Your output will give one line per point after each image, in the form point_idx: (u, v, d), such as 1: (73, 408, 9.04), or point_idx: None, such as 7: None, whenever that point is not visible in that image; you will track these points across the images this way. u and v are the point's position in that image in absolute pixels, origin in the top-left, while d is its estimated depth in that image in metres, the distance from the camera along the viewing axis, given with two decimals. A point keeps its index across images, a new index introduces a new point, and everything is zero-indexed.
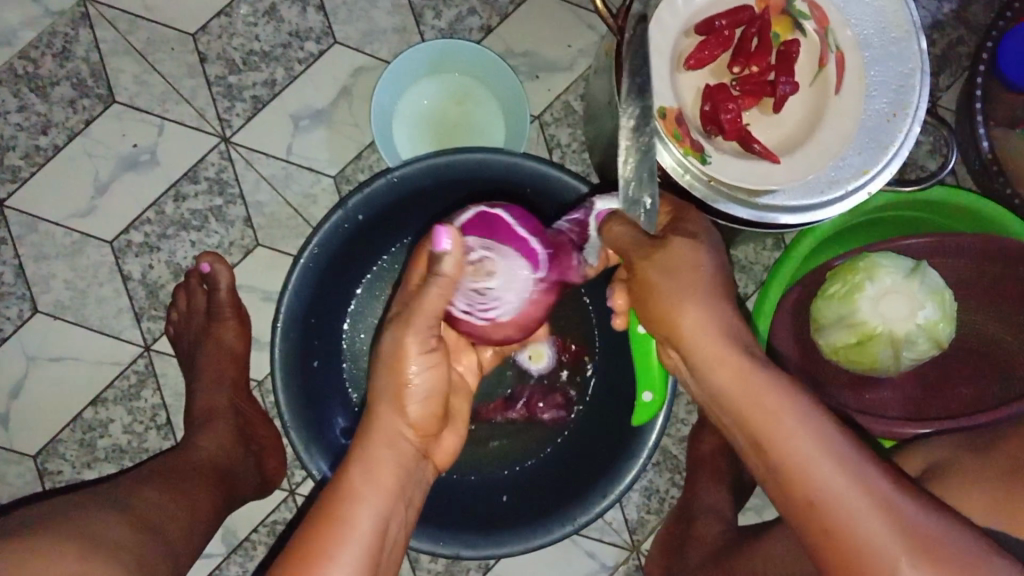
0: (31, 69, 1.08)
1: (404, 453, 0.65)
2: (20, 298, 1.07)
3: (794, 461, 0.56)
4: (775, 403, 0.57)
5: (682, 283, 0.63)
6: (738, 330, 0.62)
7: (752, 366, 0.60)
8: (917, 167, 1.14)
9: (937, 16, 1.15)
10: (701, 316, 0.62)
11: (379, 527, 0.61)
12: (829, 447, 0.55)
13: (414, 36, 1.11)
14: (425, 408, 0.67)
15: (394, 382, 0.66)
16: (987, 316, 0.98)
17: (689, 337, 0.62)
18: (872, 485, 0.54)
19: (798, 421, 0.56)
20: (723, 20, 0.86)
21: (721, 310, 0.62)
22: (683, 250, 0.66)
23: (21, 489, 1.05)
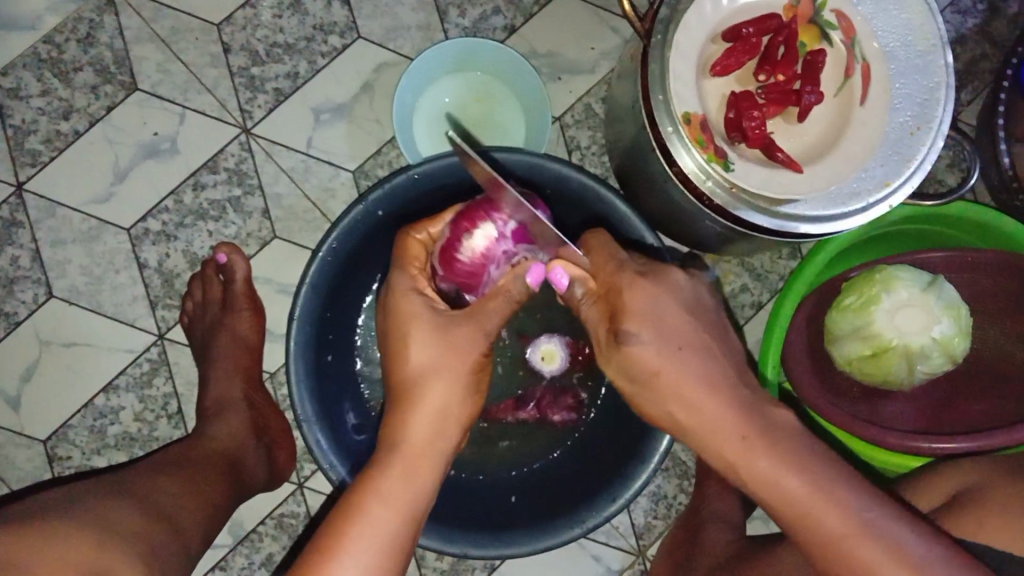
0: (54, 53, 1.08)
1: (443, 452, 0.64)
2: (36, 282, 1.07)
3: (824, 538, 0.57)
4: (795, 484, 0.58)
5: (655, 399, 0.63)
6: (741, 405, 0.61)
7: (769, 448, 0.59)
8: (936, 181, 1.14)
9: (961, 31, 1.15)
10: (693, 415, 0.61)
11: (409, 526, 0.61)
12: (855, 524, 0.57)
13: (437, 33, 1.11)
14: (466, 407, 0.65)
15: (445, 381, 0.64)
16: (1002, 334, 0.98)
17: (692, 437, 0.62)
18: (897, 551, 0.56)
19: (813, 497, 0.58)
20: (751, 28, 0.85)
21: (715, 400, 0.61)
22: (628, 357, 0.63)
23: (30, 473, 1.05)
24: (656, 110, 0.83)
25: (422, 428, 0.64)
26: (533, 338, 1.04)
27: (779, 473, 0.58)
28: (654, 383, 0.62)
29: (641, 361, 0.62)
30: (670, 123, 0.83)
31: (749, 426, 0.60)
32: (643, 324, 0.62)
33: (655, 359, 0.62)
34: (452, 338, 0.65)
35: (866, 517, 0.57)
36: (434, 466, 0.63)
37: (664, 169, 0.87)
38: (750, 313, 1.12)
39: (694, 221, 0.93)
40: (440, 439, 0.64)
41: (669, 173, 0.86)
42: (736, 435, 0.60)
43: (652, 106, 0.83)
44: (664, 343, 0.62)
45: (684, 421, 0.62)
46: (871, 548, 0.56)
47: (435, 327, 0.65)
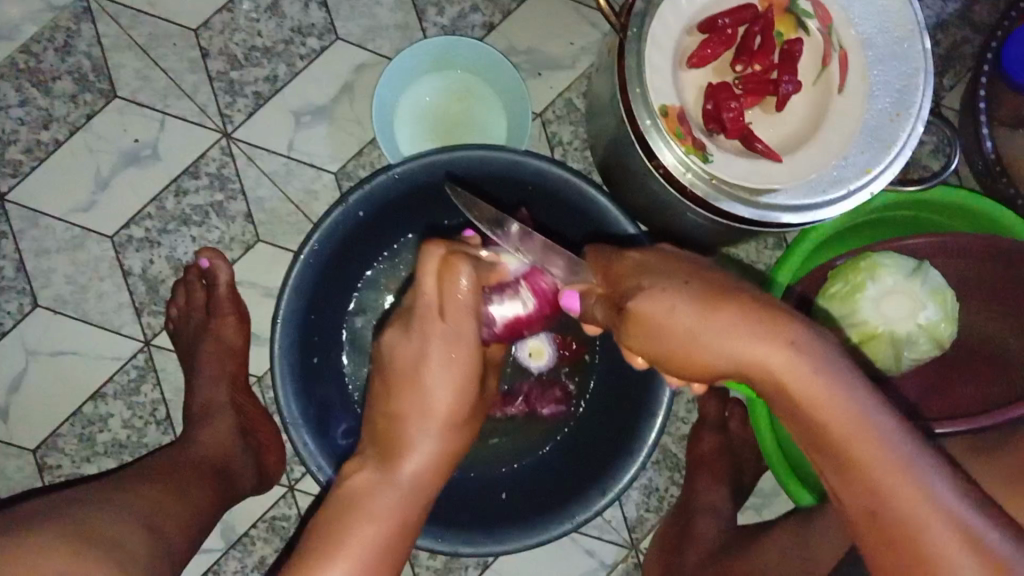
0: (33, 63, 1.08)
1: (432, 486, 0.64)
2: (20, 292, 1.07)
3: (855, 466, 0.48)
4: (829, 401, 0.48)
5: (664, 339, 0.55)
6: (776, 311, 0.51)
7: (809, 358, 0.49)
8: (920, 166, 1.13)
9: (941, 16, 1.15)
10: (717, 333, 0.51)
11: (392, 556, 0.60)
12: (892, 456, 0.47)
13: (416, 33, 1.10)
14: (455, 450, 0.66)
15: (454, 427, 0.64)
16: (988, 318, 0.98)
17: (713, 361, 0.52)
18: (933, 493, 0.46)
19: (846, 414, 0.48)
20: (727, 19, 0.85)
21: (740, 311, 0.51)
22: (640, 312, 0.56)
23: (20, 483, 1.05)
24: (634, 103, 0.83)
25: (423, 466, 0.63)
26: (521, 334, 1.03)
27: (813, 385, 0.48)
28: (665, 319, 0.54)
29: (650, 310, 0.55)
30: (648, 116, 0.83)
31: (788, 332, 0.50)
32: (650, 276, 0.58)
33: (661, 295, 0.55)
34: (466, 392, 0.65)
35: (904, 447, 0.48)
36: (423, 500, 0.63)
37: (644, 163, 0.87)
38: None
39: (676, 214, 0.93)
40: (430, 476, 0.64)
41: (649, 167, 0.86)
42: (770, 339, 0.50)
43: (630, 99, 0.83)
44: (668, 281, 0.56)
45: (705, 338, 0.52)
46: (901, 480, 0.47)
47: (463, 374, 0.64)
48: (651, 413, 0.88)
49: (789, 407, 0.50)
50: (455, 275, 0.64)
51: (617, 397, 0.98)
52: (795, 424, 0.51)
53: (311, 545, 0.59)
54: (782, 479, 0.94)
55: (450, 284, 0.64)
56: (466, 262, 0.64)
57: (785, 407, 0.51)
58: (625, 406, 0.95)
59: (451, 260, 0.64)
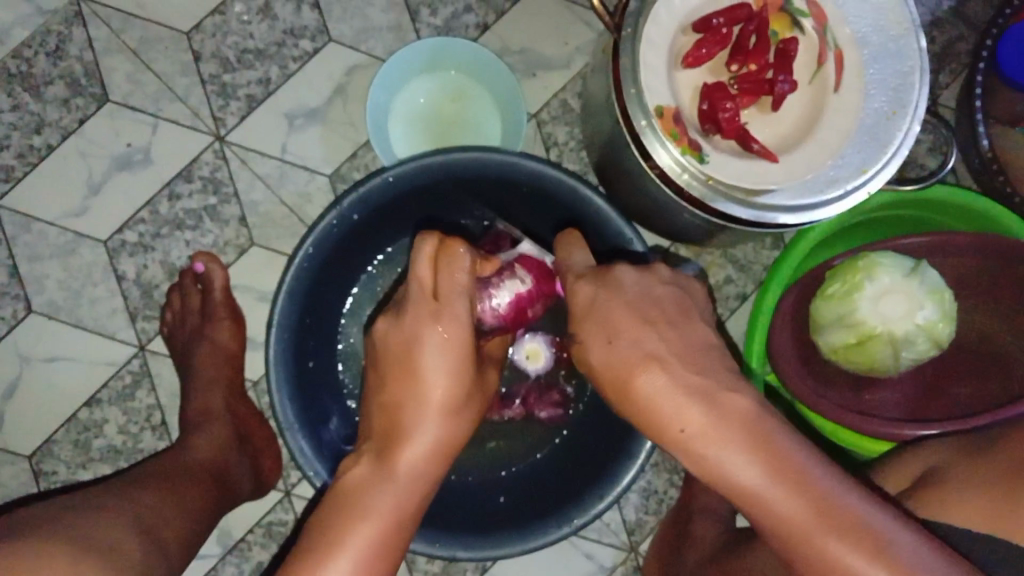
0: (24, 68, 1.08)
1: (431, 481, 0.62)
2: (14, 298, 1.06)
3: (769, 517, 0.51)
4: (728, 457, 0.51)
5: (614, 391, 0.58)
6: (684, 369, 0.55)
7: (711, 413, 0.52)
8: (917, 165, 1.13)
9: (936, 13, 1.14)
10: (648, 391, 0.55)
11: (392, 552, 0.58)
12: (798, 498, 0.50)
13: (409, 33, 1.10)
14: (459, 441, 0.63)
15: (454, 412, 0.62)
16: (986, 317, 0.97)
17: (638, 416, 0.56)
18: (882, 549, 0.48)
19: (781, 483, 0.50)
20: (721, 18, 0.85)
21: (675, 386, 0.54)
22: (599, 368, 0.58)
23: (16, 490, 1.04)
24: (629, 103, 0.82)
25: (422, 456, 0.61)
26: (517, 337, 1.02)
27: (715, 442, 0.52)
28: (608, 378, 0.58)
29: (608, 368, 0.57)
30: (643, 117, 0.82)
31: (720, 410, 0.53)
32: (603, 318, 0.59)
33: (614, 357, 0.57)
34: (462, 375, 0.63)
35: (810, 483, 0.50)
36: (422, 498, 0.61)
37: (640, 164, 0.86)
38: (734, 304, 1.11)
39: (672, 214, 0.93)
40: (432, 466, 0.61)
41: (645, 167, 0.85)
42: (677, 399, 0.53)
43: (624, 99, 0.82)
44: (614, 330, 0.58)
45: (634, 400, 0.56)
46: (845, 544, 0.49)
47: (457, 358, 0.63)
48: None
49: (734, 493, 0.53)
50: (453, 259, 0.65)
51: (615, 399, 0.97)
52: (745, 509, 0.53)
53: (306, 548, 0.57)
54: None
55: (450, 260, 0.64)
56: (465, 247, 0.65)
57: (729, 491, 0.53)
58: None
59: (453, 239, 0.65)
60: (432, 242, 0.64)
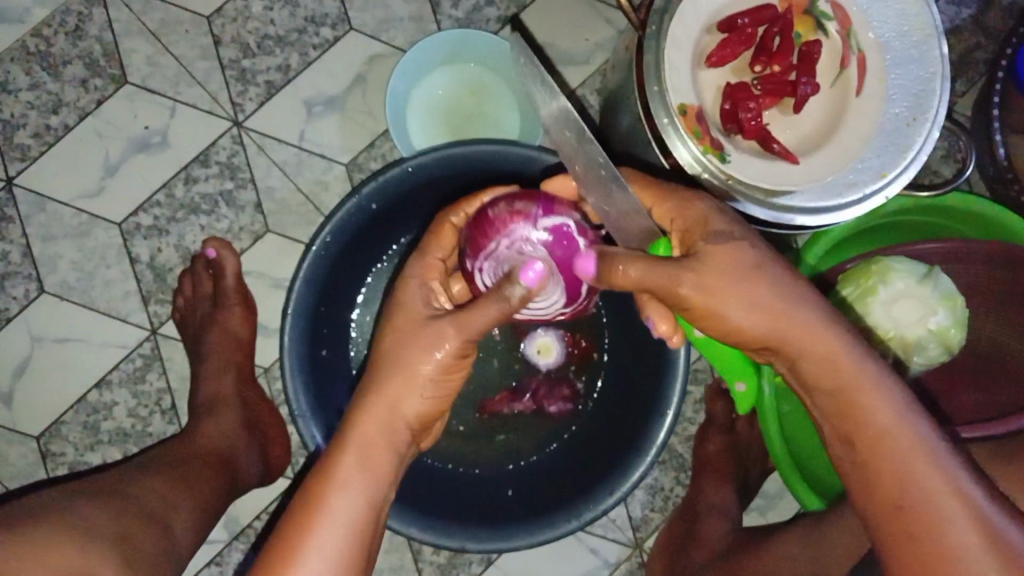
0: (43, 47, 1.07)
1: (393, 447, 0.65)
2: (26, 278, 1.06)
3: (888, 462, 0.57)
4: (876, 400, 0.59)
5: (745, 287, 0.62)
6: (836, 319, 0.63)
7: (859, 358, 0.61)
8: (931, 171, 1.13)
9: (955, 21, 1.14)
10: (796, 313, 0.62)
11: (369, 516, 0.61)
12: (924, 451, 0.57)
13: (430, 24, 1.10)
14: (423, 411, 0.66)
15: (410, 379, 0.66)
16: (995, 323, 0.98)
17: (788, 343, 0.62)
18: (955, 481, 0.55)
19: (886, 402, 0.59)
20: (746, 19, 0.85)
21: (806, 297, 0.63)
22: (718, 251, 0.63)
23: (23, 470, 1.04)
24: (651, 101, 0.82)
25: (376, 427, 0.65)
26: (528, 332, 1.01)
27: (863, 386, 0.59)
28: (750, 273, 0.62)
29: (731, 255, 0.63)
30: (665, 114, 0.82)
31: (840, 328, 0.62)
32: (726, 226, 0.66)
33: (741, 251, 0.63)
34: (418, 335, 0.66)
35: (931, 444, 0.57)
36: (386, 462, 0.64)
37: (660, 161, 0.86)
38: None
39: None
40: (392, 435, 0.65)
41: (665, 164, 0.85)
42: (835, 337, 0.61)
43: (647, 97, 0.82)
44: (757, 247, 0.64)
45: (761, 292, 0.62)
46: (927, 467, 0.56)
47: (413, 328, 0.67)
48: (660, 412, 0.88)
49: (834, 399, 0.60)
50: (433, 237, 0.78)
51: (626, 398, 0.98)
52: (835, 426, 0.61)
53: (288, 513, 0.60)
54: (787, 478, 0.94)
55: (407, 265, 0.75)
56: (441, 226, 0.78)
57: (829, 399, 0.61)
58: (634, 407, 0.95)
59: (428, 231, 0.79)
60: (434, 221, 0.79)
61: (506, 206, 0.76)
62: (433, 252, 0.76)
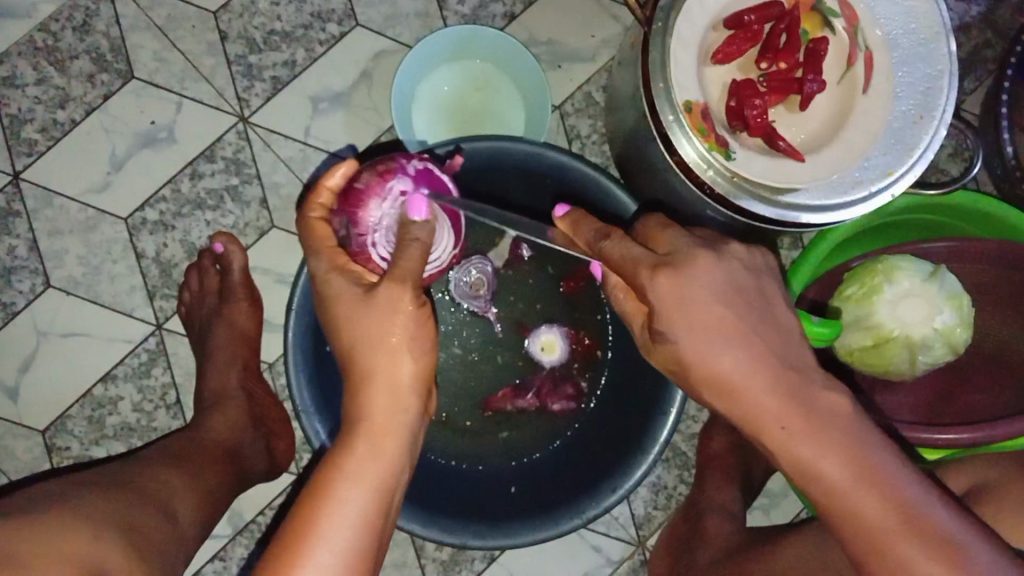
0: (50, 42, 1.08)
1: (399, 425, 0.61)
2: (33, 272, 1.06)
3: (860, 542, 0.54)
4: (834, 472, 0.55)
5: (693, 377, 0.61)
6: (786, 384, 0.58)
7: (809, 432, 0.56)
8: (938, 170, 1.13)
9: (964, 19, 1.14)
10: (734, 400, 0.59)
11: (380, 500, 0.59)
12: (897, 517, 0.53)
13: (436, 21, 1.10)
14: (416, 381, 0.62)
15: (388, 349, 0.61)
16: (1003, 324, 0.97)
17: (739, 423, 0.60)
18: (946, 551, 0.52)
19: (849, 476, 0.55)
20: (752, 15, 0.84)
21: (752, 376, 0.58)
22: (665, 348, 0.62)
23: (29, 463, 1.05)
24: (657, 98, 0.82)
25: (379, 410, 0.61)
26: (532, 329, 1.04)
27: (816, 463, 0.56)
28: (694, 370, 0.60)
29: (674, 350, 0.61)
30: (671, 112, 0.82)
31: (795, 405, 0.57)
32: (670, 312, 0.60)
33: (683, 346, 0.60)
34: (373, 304, 0.61)
35: (909, 506, 0.53)
36: (395, 445, 0.61)
37: (664, 158, 0.86)
38: None
39: (694, 211, 0.92)
40: (401, 408, 0.62)
41: (670, 163, 0.85)
42: (779, 414, 0.57)
43: (653, 94, 0.82)
44: (700, 334, 0.59)
45: (699, 382, 0.61)
46: (908, 543, 0.52)
47: (359, 301, 0.62)
48: (663, 409, 0.89)
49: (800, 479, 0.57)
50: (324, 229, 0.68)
51: (627, 399, 0.98)
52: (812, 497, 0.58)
53: (294, 513, 0.58)
54: None
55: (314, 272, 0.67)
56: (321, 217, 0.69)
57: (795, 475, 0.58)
58: (637, 405, 0.95)
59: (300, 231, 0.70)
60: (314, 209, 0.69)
61: (372, 172, 0.70)
62: (322, 247, 0.67)
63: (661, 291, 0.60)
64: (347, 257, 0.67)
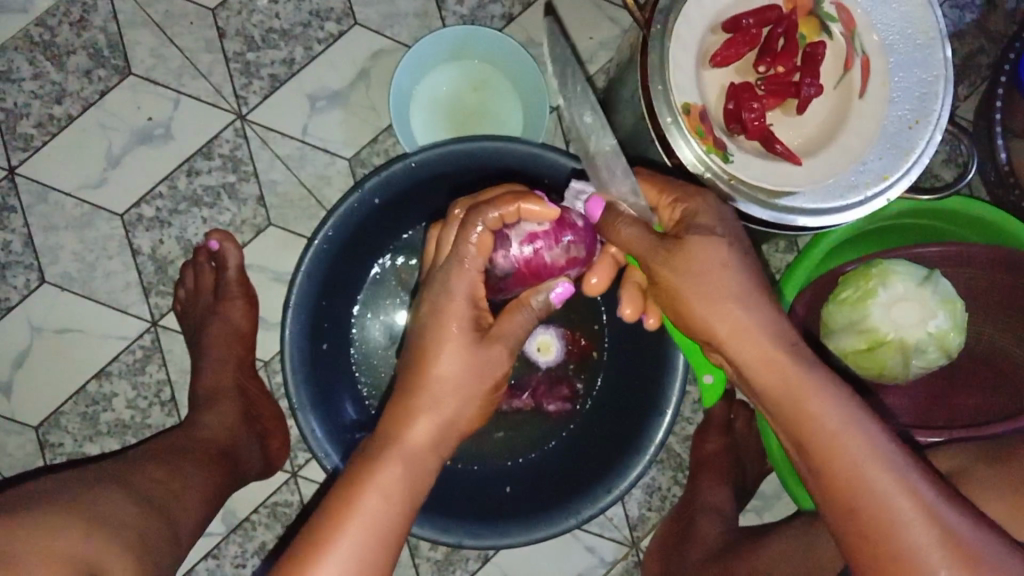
0: (47, 37, 1.07)
1: (434, 455, 0.65)
2: (27, 267, 1.06)
3: (837, 473, 0.57)
4: (823, 404, 0.59)
5: (704, 282, 0.63)
6: (781, 322, 0.63)
7: (800, 363, 0.61)
8: (932, 175, 1.14)
9: (958, 26, 1.15)
10: (738, 312, 0.62)
11: (403, 521, 0.61)
12: (876, 452, 0.57)
13: (435, 21, 1.10)
14: (462, 424, 0.66)
15: (461, 395, 0.65)
16: (996, 328, 0.98)
17: (731, 346, 0.63)
18: (915, 491, 0.56)
19: (835, 409, 0.59)
20: (751, 19, 0.85)
21: (758, 305, 0.63)
22: (689, 243, 0.64)
23: (22, 460, 1.04)
24: (655, 100, 0.82)
25: (424, 437, 0.64)
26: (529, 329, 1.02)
27: (805, 393, 0.60)
28: (713, 273, 0.63)
29: (697, 248, 0.64)
30: (669, 113, 0.82)
31: (788, 337, 0.62)
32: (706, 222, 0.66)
33: (710, 252, 0.64)
34: (481, 361, 0.66)
35: (885, 448, 0.58)
36: (428, 466, 0.64)
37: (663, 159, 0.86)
38: None
39: None
40: (438, 444, 0.65)
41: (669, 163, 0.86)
42: (775, 340, 0.62)
43: (651, 96, 0.82)
44: (733, 245, 0.64)
45: (709, 293, 0.63)
46: (884, 476, 0.56)
47: (466, 342, 0.65)
48: (660, 411, 0.89)
49: (787, 409, 0.61)
50: (470, 235, 0.67)
51: (623, 402, 0.98)
52: (788, 432, 0.61)
53: (316, 522, 0.60)
54: (785, 478, 0.94)
55: (446, 271, 0.67)
56: (483, 231, 0.68)
57: (778, 404, 0.61)
58: (632, 406, 0.95)
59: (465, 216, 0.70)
60: (484, 214, 0.68)
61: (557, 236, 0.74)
62: (474, 262, 0.67)
63: (707, 207, 0.68)
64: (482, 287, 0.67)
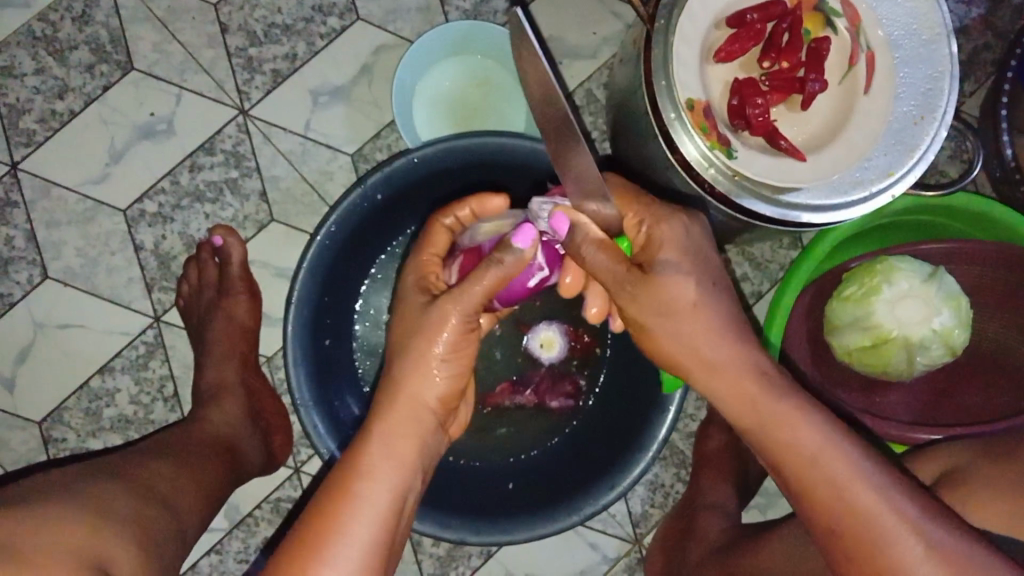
0: (49, 32, 1.07)
1: (423, 432, 0.66)
2: (30, 263, 1.06)
3: (819, 495, 0.59)
4: (798, 430, 0.60)
5: (672, 319, 0.65)
6: (750, 350, 0.65)
7: (773, 391, 0.63)
8: (938, 171, 1.13)
9: (964, 21, 1.14)
10: (705, 343, 0.65)
11: (398, 497, 0.62)
12: (854, 471, 0.58)
13: (438, 16, 1.09)
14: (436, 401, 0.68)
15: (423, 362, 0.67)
16: (1000, 325, 0.98)
17: (701, 378, 0.66)
18: (899, 506, 0.57)
19: (810, 433, 0.60)
20: (756, 14, 0.83)
21: (726, 337, 0.65)
22: (655, 280, 0.65)
23: (25, 455, 1.04)
24: (660, 96, 0.82)
25: (402, 417, 0.66)
26: (531, 326, 1.03)
27: (780, 418, 0.61)
28: (676, 309, 0.65)
29: (661, 286, 0.65)
30: (673, 109, 0.82)
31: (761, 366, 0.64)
32: (671, 254, 0.67)
33: (674, 286, 0.65)
34: (424, 323, 0.68)
35: (864, 466, 0.59)
36: (416, 445, 0.65)
37: (666, 156, 0.86)
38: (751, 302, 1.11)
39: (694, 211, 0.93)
40: (418, 421, 0.67)
41: (673, 161, 0.85)
42: (747, 367, 0.64)
43: (656, 92, 0.82)
44: (701, 277, 0.66)
45: (677, 331, 0.65)
46: (865, 493, 0.57)
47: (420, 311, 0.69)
48: (660, 407, 0.89)
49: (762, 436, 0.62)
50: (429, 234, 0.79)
51: (624, 399, 0.98)
52: (768, 458, 0.62)
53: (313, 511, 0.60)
54: None
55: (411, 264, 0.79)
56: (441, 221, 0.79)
57: (753, 434, 0.63)
58: (633, 403, 0.95)
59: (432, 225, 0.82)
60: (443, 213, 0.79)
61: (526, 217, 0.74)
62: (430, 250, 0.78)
63: (673, 233, 0.68)
64: (434, 268, 0.76)
